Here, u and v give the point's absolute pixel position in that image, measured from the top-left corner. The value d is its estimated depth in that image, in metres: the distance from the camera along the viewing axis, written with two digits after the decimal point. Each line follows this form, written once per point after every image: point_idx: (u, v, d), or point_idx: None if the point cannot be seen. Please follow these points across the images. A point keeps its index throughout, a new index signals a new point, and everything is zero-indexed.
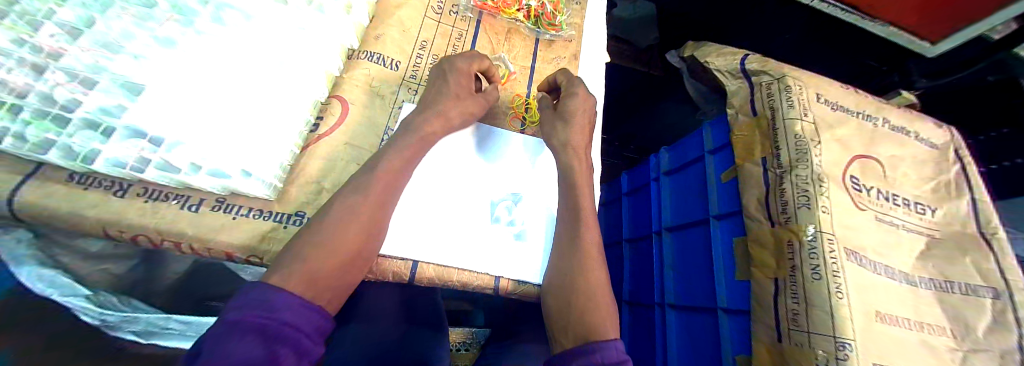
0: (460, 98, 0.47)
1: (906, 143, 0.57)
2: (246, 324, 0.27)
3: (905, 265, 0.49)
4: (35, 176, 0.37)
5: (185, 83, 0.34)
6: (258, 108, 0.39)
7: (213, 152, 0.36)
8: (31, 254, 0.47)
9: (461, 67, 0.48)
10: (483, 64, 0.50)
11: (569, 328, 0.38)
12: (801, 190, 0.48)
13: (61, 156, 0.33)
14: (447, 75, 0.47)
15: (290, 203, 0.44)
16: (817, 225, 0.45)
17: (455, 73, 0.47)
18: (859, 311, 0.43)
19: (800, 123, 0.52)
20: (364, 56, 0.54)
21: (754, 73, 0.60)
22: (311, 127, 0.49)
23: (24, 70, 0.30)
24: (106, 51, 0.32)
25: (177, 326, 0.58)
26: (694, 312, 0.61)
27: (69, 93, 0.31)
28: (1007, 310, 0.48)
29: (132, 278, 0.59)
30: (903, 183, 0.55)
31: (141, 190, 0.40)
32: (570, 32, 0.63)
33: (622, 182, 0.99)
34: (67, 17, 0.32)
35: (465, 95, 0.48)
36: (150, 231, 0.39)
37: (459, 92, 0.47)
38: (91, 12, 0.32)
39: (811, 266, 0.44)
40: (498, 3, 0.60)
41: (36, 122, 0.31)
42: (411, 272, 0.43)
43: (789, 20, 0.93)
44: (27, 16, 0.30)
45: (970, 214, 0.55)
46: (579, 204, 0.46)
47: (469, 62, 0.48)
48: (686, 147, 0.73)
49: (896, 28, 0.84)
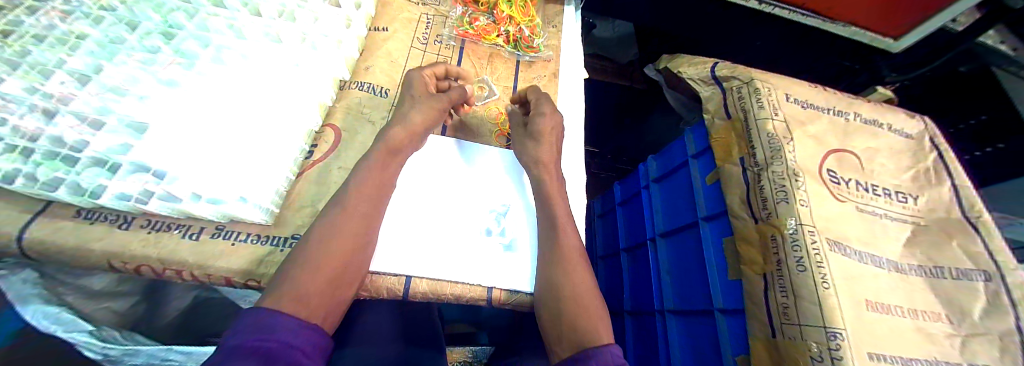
0: (421, 100, 0.49)
1: (879, 135, 0.59)
2: (242, 349, 0.28)
3: (892, 253, 0.50)
4: (44, 214, 0.40)
5: (186, 117, 0.38)
6: (254, 137, 0.42)
7: (210, 180, 0.38)
8: (37, 292, 0.49)
9: (415, 73, 0.50)
10: (438, 69, 0.53)
11: (561, 334, 0.39)
12: (779, 185, 0.49)
13: (70, 194, 0.36)
14: (404, 83, 0.50)
15: (286, 226, 0.46)
16: (797, 219, 0.47)
17: (413, 80, 0.50)
18: (848, 300, 0.43)
19: (771, 122, 0.54)
20: (354, 86, 0.58)
21: (725, 78, 0.63)
22: (306, 154, 0.51)
23: (36, 115, 0.34)
24: (114, 95, 0.36)
25: (178, 358, 0.54)
26: (694, 316, 0.61)
27: (79, 134, 0.35)
28: (1001, 292, 0.49)
29: (133, 315, 0.60)
30: (881, 174, 0.56)
31: (145, 221, 0.42)
32: (548, 53, 0.67)
33: (615, 192, 1.00)
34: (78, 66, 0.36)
35: (421, 94, 0.49)
36: (153, 261, 0.40)
37: (420, 95, 0.49)
38: (98, 60, 0.37)
39: (795, 258, 0.45)
40: (478, 30, 0.65)
41: (45, 162, 0.35)
42: (405, 287, 0.44)
43: (763, 31, 0.93)
44: (39, 66, 0.36)
45: (953, 199, 0.56)
46: (560, 210, 0.47)
47: (421, 70, 0.51)
48: (672, 152, 0.75)
49: (857, 27, 0.83)
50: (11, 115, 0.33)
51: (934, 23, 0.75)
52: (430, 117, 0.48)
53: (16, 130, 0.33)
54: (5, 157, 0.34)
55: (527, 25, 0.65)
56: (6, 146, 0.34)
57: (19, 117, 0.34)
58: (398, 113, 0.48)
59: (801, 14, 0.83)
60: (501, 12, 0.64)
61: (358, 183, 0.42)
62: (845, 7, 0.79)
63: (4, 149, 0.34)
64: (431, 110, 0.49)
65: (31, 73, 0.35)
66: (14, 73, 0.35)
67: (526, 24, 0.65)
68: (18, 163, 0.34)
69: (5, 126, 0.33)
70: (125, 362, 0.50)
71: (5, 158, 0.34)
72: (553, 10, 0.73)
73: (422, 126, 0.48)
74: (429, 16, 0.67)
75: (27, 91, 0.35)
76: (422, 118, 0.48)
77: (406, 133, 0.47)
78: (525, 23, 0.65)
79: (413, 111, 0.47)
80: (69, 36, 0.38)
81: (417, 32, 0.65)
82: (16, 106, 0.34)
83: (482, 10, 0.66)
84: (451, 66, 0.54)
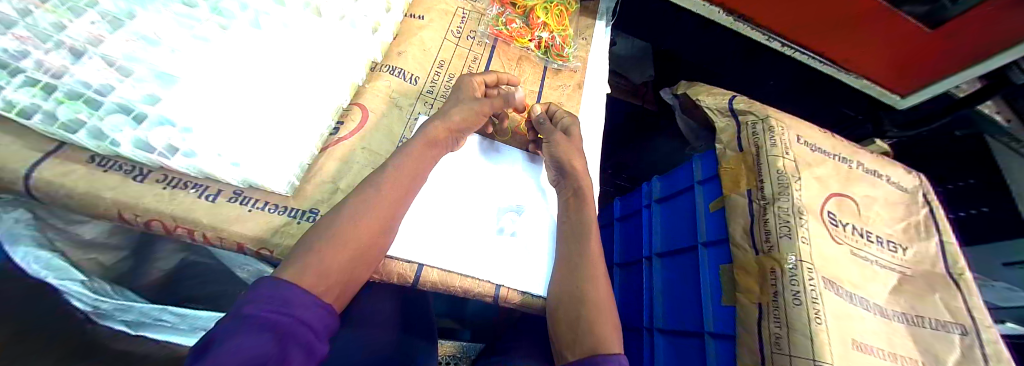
0: (466, 100, 0.52)
1: (877, 184, 0.62)
2: (258, 318, 0.28)
3: (880, 297, 0.52)
4: (55, 155, 0.39)
5: (220, 80, 0.36)
6: (280, 109, 0.42)
7: (232, 143, 0.39)
8: (30, 233, 0.48)
9: (466, 79, 0.53)
10: (488, 77, 0.56)
11: (575, 336, 0.40)
12: (783, 221, 0.52)
13: (87, 137, 0.36)
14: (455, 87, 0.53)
15: (305, 200, 0.47)
16: (796, 255, 0.49)
17: (462, 81, 0.53)
18: (839, 338, 0.45)
19: (782, 160, 0.56)
20: (384, 69, 0.59)
21: (741, 112, 0.65)
22: (331, 131, 0.52)
23: (62, 53, 0.31)
24: (144, 43, 0.32)
25: (170, 318, 0.53)
26: (683, 337, 0.63)
27: (105, 79, 0.33)
28: (975, 346, 0.52)
29: (121, 269, 0.58)
30: (877, 221, 0.59)
31: (160, 176, 0.42)
32: (575, 64, 0.68)
33: (614, 207, 1.02)
34: (109, 7, 0.31)
35: (469, 99, 0.52)
36: (165, 217, 0.40)
37: (467, 97, 0.52)
38: (132, 4, 0.31)
39: (793, 292, 0.47)
40: (512, 32, 0.66)
41: (68, 102, 0.33)
42: (416, 274, 0.45)
43: (776, 71, 0.95)
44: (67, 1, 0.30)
45: (939, 254, 0.59)
46: (590, 216, 0.49)
47: (474, 77, 0.54)
48: (679, 175, 0.77)
49: (868, 80, 0.87)
50: (35, 49, 0.31)
51: (937, 89, 0.82)
52: (471, 119, 0.51)
53: (40, 64, 0.31)
54: (25, 90, 0.32)
55: (559, 34, 0.66)
56: (27, 79, 0.32)
57: (43, 52, 0.31)
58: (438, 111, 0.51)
59: (819, 61, 0.85)
60: (536, 18, 0.66)
61: (395, 167, 0.44)
62: (867, 58, 0.82)
63: (24, 83, 0.32)
64: (471, 113, 0.51)
65: (59, 8, 0.30)
66: (39, 4, 0.29)
67: (559, 33, 0.67)
68: (39, 99, 0.33)
69: (27, 58, 0.31)
70: (112, 316, 0.49)
71: (26, 92, 0.33)
72: (585, 23, 0.74)
73: (464, 124, 0.50)
74: (465, 11, 0.68)
75: (54, 26, 0.30)
76: (463, 117, 0.50)
77: (446, 129, 0.49)
78: (558, 32, 0.67)
79: (456, 110, 0.50)
80: None
81: (451, 25, 0.66)
82: (41, 41, 0.30)
83: (518, 12, 0.67)
84: (501, 74, 0.58)
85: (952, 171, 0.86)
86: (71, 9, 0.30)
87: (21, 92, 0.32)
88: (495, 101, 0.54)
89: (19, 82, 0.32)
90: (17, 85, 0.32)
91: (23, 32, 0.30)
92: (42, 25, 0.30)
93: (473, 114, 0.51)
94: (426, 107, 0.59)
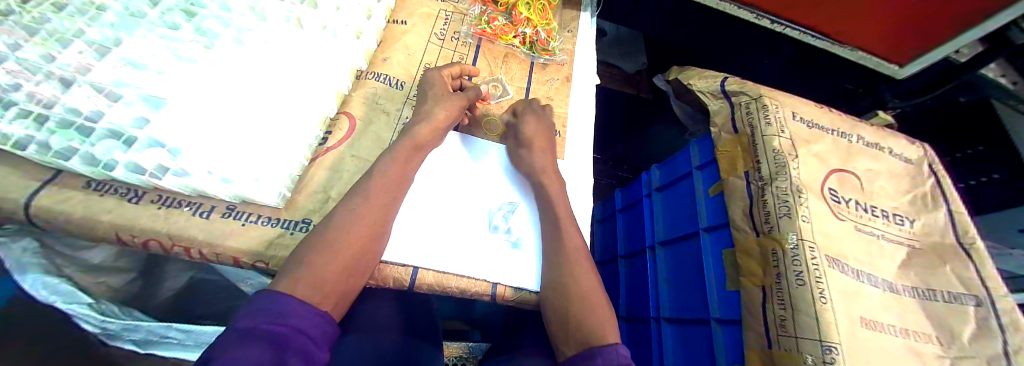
0: (442, 96, 0.52)
1: (879, 157, 0.61)
2: (254, 331, 0.28)
3: (888, 272, 0.51)
4: (54, 182, 0.40)
5: (207, 97, 0.37)
6: (268, 121, 0.42)
7: (222, 159, 0.39)
8: (37, 262, 0.48)
9: (433, 74, 0.53)
10: (453, 69, 0.55)
11: (569, 334, 0.40)
12: (782, 201, 0.50)
13: (84, 164, 0.37)
14: (423, 81, 0.53)
15: (298, 211, 0.47)
16: (797, 234, 0.48)
17: (432, 78, 0.53)
18: (845, 317, 0.44)
19: (778, 140, 0.55)
20: (370, 76, 0.59)
21: (734, 93, 0.64)
22: (319, 141, 0.53)
23: (52, 83, 0.34)
24: (133, 68, 0.36)
25: (176, 335, 0.53)
26: (690, 325, 0.62)
27: (95, 106, 0.35)
28: (990, 316, 0.50)
29: (131, 292, 0.59)
30: (880, 196, 0.57)
31: (156, 196, 0.43)
32: (562, 57, 0.68)
33: (615, 199, 1.02)
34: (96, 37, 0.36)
35: (444, 94, 0.52)
36: (162, 236, 0.41)
37: (441, 93, 0.52)
38: (119, 32, 0.37)
39: (795, 272, 0.46)
40: (495, 30, 0.66)
41: (60, 131, 0.35)
42: (413, 277, 0.45)
43: (770, 50, 0.93)
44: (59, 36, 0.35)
45: (949, 224, 0.57)
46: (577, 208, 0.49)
47: (440, 70, 0.54)
48: (677, 162, 0.76)
49: (862, 52, 0.86)
50: (26, 81, 0.33)
51: (938, 53, 0.78)
52: (452, 114, 0.51)
53: (31, 96, 0.33)
54: (19, 122, 0.34)
55: (544, 28, 0.66)
56: (20, 111, 0.34)
57: (35, 84, 0.33)
58: (421, 112, 0.51)
59: (812, 36, 0.84)
60: (519, 14, 0.66)
61: (381, 172, 0.44)
62: (852, 31, 0.81)
63: (18, 115, 0.34)
64: (453, 108, 0.51)
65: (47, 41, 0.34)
66: (27, 38, 0.34)
67: (543, 28, 0.66)
68: (32, 131, 0.34)
69: (19, 91, 0.33)
70: (122, 335, 0.51)
71: (19, 124, 0.34)
72: (569, 15, 0.74)
73: (445, 122, 0.50)
74: (447, 13, 0.68)
75: (43, 58, 0.34)
76: (445, 115, 0.50)
77: (431, 131, 0.49)
78: (542, 26, 0.66)
79: (436, 108, 0.50)
80: (90, 6, 0.37)
81: (435, 27, 0.66)
82: (32, 73, 0.34)
83: (501, 10, 0.67)
84: (465, 65, 0.57)
85: (964, 138, 0.85)
86: (62, 41, 0.35)
87: (15, 124, 0.34)
88: (467, 93, 0.54)
89: (13, 114, 0.34)
90: (10, 117, 0.34)
91: (13, 66, 0.33)
92: (31, 57, 0.34)
93: (454, 112, 0.51)
94: (406, 109, 0.59)
